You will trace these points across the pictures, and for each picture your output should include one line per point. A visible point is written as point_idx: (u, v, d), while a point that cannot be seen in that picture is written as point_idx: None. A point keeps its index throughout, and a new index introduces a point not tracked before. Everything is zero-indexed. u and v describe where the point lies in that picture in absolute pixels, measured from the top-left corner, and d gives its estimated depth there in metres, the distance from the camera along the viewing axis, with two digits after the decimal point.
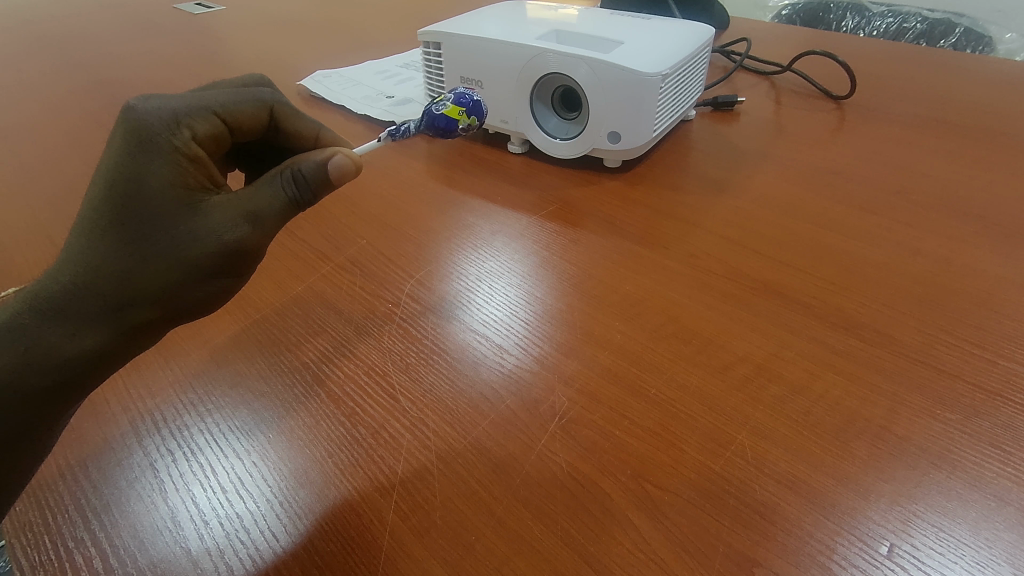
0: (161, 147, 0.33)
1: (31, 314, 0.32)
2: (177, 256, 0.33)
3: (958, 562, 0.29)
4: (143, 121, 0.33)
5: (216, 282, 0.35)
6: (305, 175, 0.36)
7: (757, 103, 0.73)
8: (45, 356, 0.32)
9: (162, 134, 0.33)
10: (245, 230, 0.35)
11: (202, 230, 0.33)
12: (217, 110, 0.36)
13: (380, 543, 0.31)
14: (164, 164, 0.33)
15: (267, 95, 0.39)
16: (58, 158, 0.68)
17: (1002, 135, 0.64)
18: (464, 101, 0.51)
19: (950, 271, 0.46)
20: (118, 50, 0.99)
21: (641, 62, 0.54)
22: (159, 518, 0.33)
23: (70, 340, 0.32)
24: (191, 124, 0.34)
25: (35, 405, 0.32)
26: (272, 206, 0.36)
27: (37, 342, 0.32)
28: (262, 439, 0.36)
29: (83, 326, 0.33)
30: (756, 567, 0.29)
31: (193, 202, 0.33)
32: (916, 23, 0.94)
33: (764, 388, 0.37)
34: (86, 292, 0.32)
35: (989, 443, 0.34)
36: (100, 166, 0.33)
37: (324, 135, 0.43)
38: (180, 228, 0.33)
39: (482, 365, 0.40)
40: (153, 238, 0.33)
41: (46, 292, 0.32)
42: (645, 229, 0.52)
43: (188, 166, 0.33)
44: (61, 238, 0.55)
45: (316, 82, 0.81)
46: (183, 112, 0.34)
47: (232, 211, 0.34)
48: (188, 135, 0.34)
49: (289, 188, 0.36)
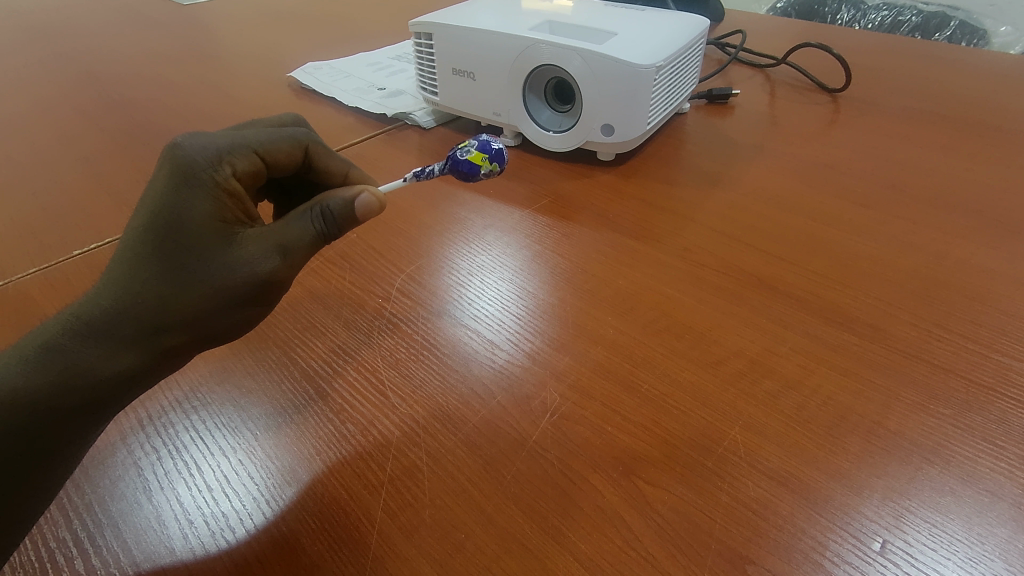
0: (203, 182, 0.33)
1: (72, 336, 0.32)
2: (210, 286, 0.33)
3: (951, 559, 0.29)
4: (189, 158, 0.33)
5: (248, 310, 0.35)
6: (334, 211, 0.36)
7: (751, 96, 0.73)
8: (81, 374, 0.31)
9: (205, 171, 0.34)
10: (275, 262, 0.34)
11: (235, 261, 0.33)
12: (256, 149, 0.36)
13: (368, 541, 0.31)
14: (205, 199, 0.33)
15: (302, 134, 0.40)
16: (44, 151, 0.67)
17: (996, 129, 0.64)
18: (489, 147, 0.47)
19: (943, 265, 0.46)
20: (104, 42, 0.97)
21: (635, 54, 0.54)
22: (143, 516, 0.32)
23: (107, 361, 0.32)
24: (232, 162, 0.35)
25: (68, 423, 0.31)
26: (302, 239, 0.35)
27: (76, 363, 0.31)
28: (249, 436, 0.36)
29: (120, 348, 0.32)
30: (749, 565, 0.29)
31: (230, 233, 0.34)
32: (910, 17, 0.94)
33: (757, 383, 0.37)
34: (124, 316, 0.32)
35: (982, 438, 0.34)
36: (145, 200, 0.33)
37: (353, 173, 0.43)
38: (215, 259, 0.33)
39: (473, 360, 0.40)
40: (190, 268, 0.33)
41: (87, 314, 0.32)
42: (639, 224, 0.51)
43: (226, 202, 0.34)
44: (45, 232, 0.54)
45: (306, 73, 0.80)
46: (225, 150, 0.35)
47: (264, 242, 0.34)
48: (228, 172, 0.34)
49: (317, 223, 0.36)
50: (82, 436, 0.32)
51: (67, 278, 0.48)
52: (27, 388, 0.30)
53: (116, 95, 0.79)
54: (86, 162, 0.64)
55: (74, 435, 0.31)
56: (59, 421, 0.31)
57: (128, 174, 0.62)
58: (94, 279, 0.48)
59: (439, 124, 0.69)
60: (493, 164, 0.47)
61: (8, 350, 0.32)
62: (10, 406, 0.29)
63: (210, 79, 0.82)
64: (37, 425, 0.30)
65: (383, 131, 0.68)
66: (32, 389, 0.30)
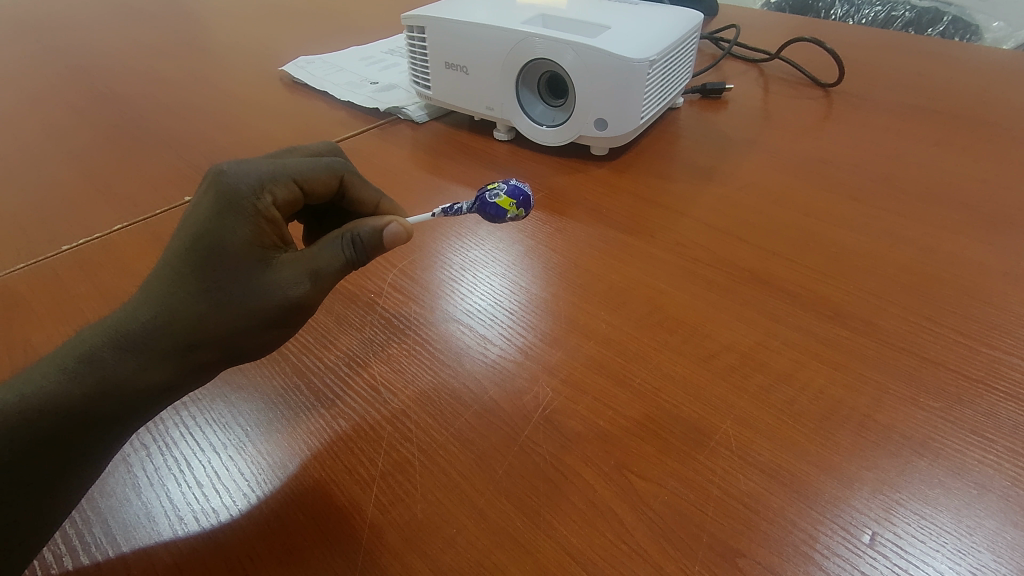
0: (245, 210, 0.33)
1: (111, 348, 0.32)
2: (244, 306, 0.33)
3: (940, 551, 0.29)
4: (232, 186, 0.34)
5: (279, 331, 0.35)
6: (364, 239, 0.36)
7: (745, 91, 0.73)
8: (119, 385, 0.31)
9: (247, 199, 0.34)
10: (305, 288, 0.34)
11: (269, 284, 0.33)
12: (296, 178, 0.36)
13: (359, 537, 0.30)
14: (245, 224, 0.33)
15: (339, 164, 0.40)
16: (32, 145, 0.66)
17: (988, 124, 0.64)
18: (518, 193, 0.45)
19: (934, 259, 0.46)
20: (93, 35, 0.96)
21: (629, 48, 0.54)
22: (133, 513, 0.32)
23: (143, 372, 0.32)
24: (273, 190, 0.35)
25: (102, 432, 0.31)
26: (332, 265, 0.35)
27: (113, 375, 0.31)
28: (239, 432, 0.35)
29: (155, 363, 0.32)
30: (739, 557, 0.29)
31: (266, 257, 0.34)
32: (904, 12, 0.94)
33: (749, 377, 0.37)
34: (161, 331, 0.32)
35: (971, 431, 0.34)
36: (187, 222, 0.33)
37: (384, 204, 0.42)
38: (249, 281, 0.33)
39: (466, 356, 0.40)
40: (226, 287, 0.32)
41: (125, 327, 0.32)
42: (632, 218, 0.51)
43: (264, 228, 0.34)
44: (32, 227, 0.53)
45: (299, 67, 0.80)
46: (268, 179, 0.35)
47: (298, 268, 0.34)
48: (269, 200, 0.34)
49: (347, 249, 0.35)
50: (114, 443, 0.32)
51: (55, 272, 0.48)
52: (66, 396, 0.30)
53: (105, 89, 0.78)
54: (75, 156, 0.64)
55: (108, 443, 0.31)
56: (91, 429, 0.30)
57: (118, 169, 0.61)
58: (82, 275, 0.47)
59: (432, 119, 0.69)
60: (521, 209, 0.46)
61: (49, 357, 0.32)
62: (48, 413, 0.29)
63: (201, 73, 0.82)
64: (71, 430, 0.30)
65: (376, 126, 0.68)
66: (70, 398, 0.30)
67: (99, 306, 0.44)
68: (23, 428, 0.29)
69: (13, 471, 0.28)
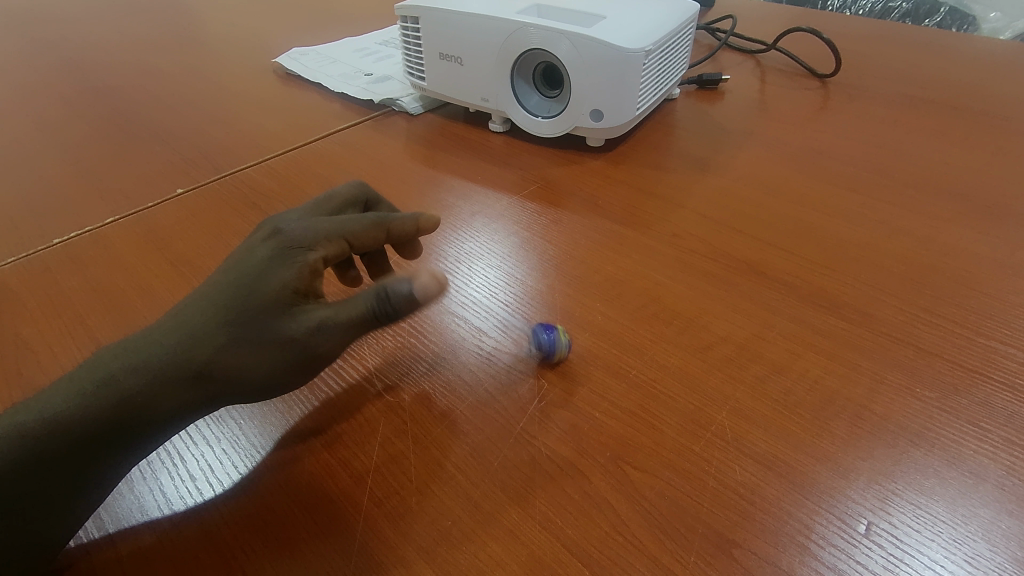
0: (288, 258, 0.33)
1: (128, 370, 0.29)
2: (267, 349, 0.31)
3: (935, 540, 0.29)
4: (287, 239, 0.34)
5: (302, 374, 0.33)
6: (397, 295, 0.32)
7: (741, 81, 0.73)
8: (135, 411, 0.29)
9: (294, 249, 0.33)
10: (327, 338, 0.31)
11: (293, 330, 0.31)
12: (347, 236, 0.36)
13: (354, 529, 0.30)
14: (285, 270, 0.32)
15: (389, 220, 0.38)
16: (23, 138, 0.65)
17: (985, 113, 0.64)
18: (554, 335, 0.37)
19: (930, 249, 0.46)
20: (82, 27, 0.95)
21: (624, 38, 0.53)
22: (126, 507, 0.32)
23: (165, 399, 0.30)
24: (323, 246, 0.34)
25: (113, 457, 0.29)
26: (358, 318, 0.32)
27: (129, 398, 0.29)
28: (232, 425, 0.35)
29: (174, 390, 0.30)
30: (735, 548, 0.29)
31: (297, 303, 0.32)
32: (901, 3, 0.94)
33: (745, 368, 0.37)
34: (183, 359, 0.30)
35: (966, 421, 0.34)
36: (236, 264, 0.33)
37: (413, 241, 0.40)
38: (278, 325, 0.31)
39: (461, 347, 0.39)
40: (256, 328, 0.31)
41: (148, 351, 0.30)
42: (629, 210, 0.51)
43: (304, 275, 0.33)
44: (24, 219, 0.53)
45: (291, 59, 0.79)
46: (321, 234, 0.35)
47: (324, 317, 0.31)
48: (318, 255, 0.34)
49: (377, 304, 0.32)
50: (125, 464, 0.30)
51: (46, 266, 0.47)
52: (77, 419, 0.28)
53: (96, 82, 0.77)
54: (65, 149, 0.63)
55: (120, 465, 0.30)
56: (98, 455, 0.29)
57: (109, 162, 0.60)
58: (72, 270, 0.47)
59: (426, 111, 0.68)
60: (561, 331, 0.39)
61: (66, 374, 0.30)
62: (54, 436, 0.27)
63: (194, 65, 0.81)
64: (82, 454, 0.28)
65: (370, 117, 0.67)
66: (81, 420, 0.28)
67: (89, 301, 0.44)
68: (31, 446, 0.27)
69: (17, 492, 0.27)
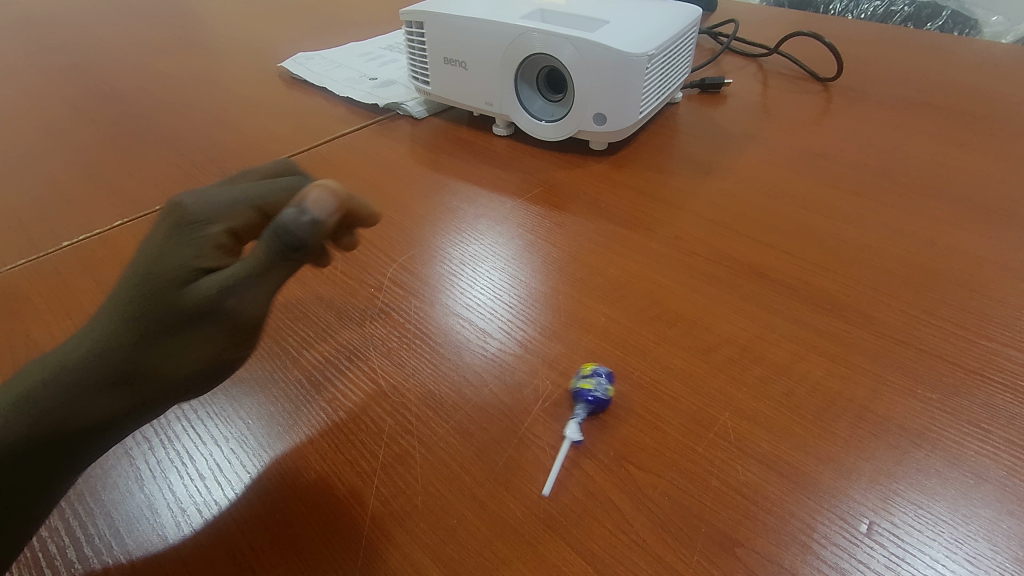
0: (183, 232, 0.30)
1: (49, 383, 0.28)
2: (177, 325, 0.28)
3: (936, 540, 0.29)
4: (181, 211, 0.31)
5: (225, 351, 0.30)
6: (289, 225, 0.29)
7: (743, 85, 0.73)
8: (56, 423, 0.28)
9: (188, 222, 0.30)
10: (233, 294, 0.28)
11: (193, 296, 0.28)
12: (256, 204, 0.33)
13: (361, 527, 0.31)
14: (181, 245, 0.29)
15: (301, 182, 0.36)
16: (32, 142, 0.66)
17: (987, 117, 0.64)
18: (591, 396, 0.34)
19: (932, 252, 0.46)
20: (90, 32, 0.96)
21: (627, 43, 0.54)
22: (135, 506, 0.32)
23: (84, 407, 0.28)
24: (226, 219, 0.32)
25: (50, 474, 0.28)
26: (256, 262, 0.29)
27: (51, 411, 0.27)
28: (240, 425, 0.36)
29: (95, 395, 0.28)
30: (737, 547, 0.29)
31: (196, 272, 0.29)
32: (903, 7, 0.94)
33: (747, 369, 0.37)
34: (100, 360, 0.28)
35: (967, 422, 0.34)
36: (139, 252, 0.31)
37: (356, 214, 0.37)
38: (178, 294, 0.28)
39: (465, 349, 0.40)
40: (161, 307, 0.28)
41: (66, 359, 0.29)
42: (632, 213, 0.51)
43: (203, 247, 0.30)
44: (33, 222, 0.53)
45: (297, 64, 0.79)
46: (223, 207, 0.32)
47: (222, 275, 0.28)
48: (218, 226, 0.31)
49: (274, 241, 0.29)
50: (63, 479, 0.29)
51: (56, 268, 0.48)
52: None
53: (104, 86, 0.78)
54: (74, 153, 0.64)
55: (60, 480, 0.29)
56: (33, 471, 0.28)
57: (116, 165, 0.61)
58: (82, 271, 0.47)
59: (431, 114, 0.69)
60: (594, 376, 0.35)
61: None
62: None
63: (201, 69, 0.82)
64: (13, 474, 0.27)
65: (375, 121, 0.68)
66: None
67: (98, 302, 0.44)
68: None
69: None
